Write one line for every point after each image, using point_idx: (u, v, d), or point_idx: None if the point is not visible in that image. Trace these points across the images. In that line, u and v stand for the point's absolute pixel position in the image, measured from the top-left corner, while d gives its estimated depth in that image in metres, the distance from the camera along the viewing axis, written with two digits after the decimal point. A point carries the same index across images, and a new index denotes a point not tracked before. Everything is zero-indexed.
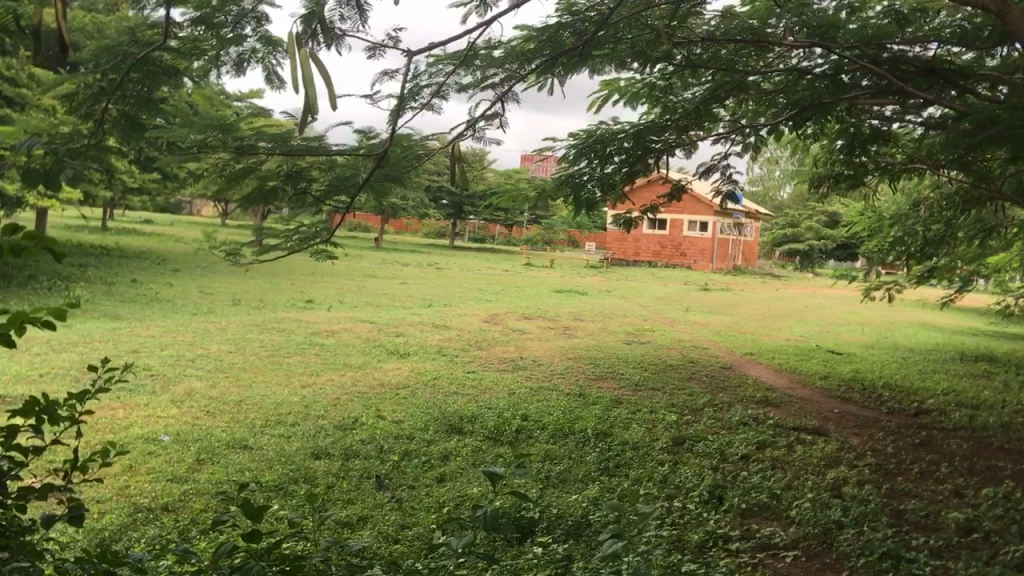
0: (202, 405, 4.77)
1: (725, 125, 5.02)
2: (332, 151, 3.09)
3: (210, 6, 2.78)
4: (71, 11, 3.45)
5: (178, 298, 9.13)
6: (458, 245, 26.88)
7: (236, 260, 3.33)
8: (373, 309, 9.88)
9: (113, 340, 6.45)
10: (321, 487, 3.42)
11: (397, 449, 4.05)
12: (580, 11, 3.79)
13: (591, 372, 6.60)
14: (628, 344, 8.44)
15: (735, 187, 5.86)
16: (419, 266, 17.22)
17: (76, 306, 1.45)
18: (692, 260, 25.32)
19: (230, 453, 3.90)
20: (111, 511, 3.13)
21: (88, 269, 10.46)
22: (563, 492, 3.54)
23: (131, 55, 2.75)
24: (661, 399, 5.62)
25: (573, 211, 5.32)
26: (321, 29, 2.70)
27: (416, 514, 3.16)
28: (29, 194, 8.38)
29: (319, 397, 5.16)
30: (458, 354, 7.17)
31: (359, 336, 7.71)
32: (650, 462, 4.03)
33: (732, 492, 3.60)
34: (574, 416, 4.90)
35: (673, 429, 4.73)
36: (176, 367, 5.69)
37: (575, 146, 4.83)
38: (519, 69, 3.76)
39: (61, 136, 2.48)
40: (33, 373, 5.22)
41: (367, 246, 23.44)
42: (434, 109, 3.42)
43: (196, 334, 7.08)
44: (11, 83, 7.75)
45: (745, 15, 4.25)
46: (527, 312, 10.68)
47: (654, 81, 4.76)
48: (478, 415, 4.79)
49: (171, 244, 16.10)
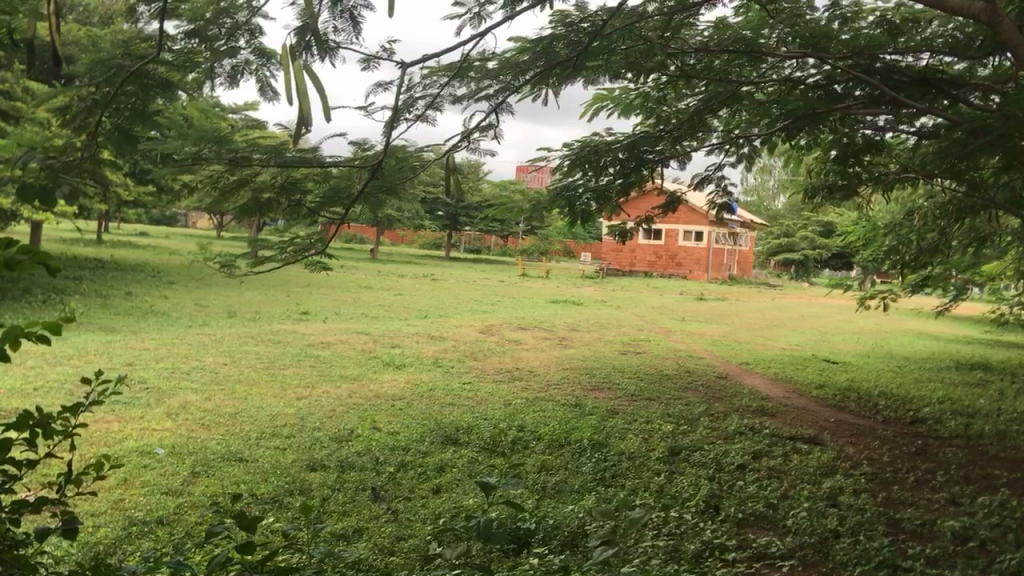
0: (197, 418, 4.76)
1: (719, 135, 5.04)
2: (327, 162, 3.09)
3: (204, 18, 2.80)
4: (65, 25, 3.45)
5: (174, 310, 9.13)
6: (454, 256, 26.89)
7: (231, 272, 3.32)
8: (369, 321, 9.86)
9: (108, 353, 6.43)
10: (316, 500, 3.40)
11: (392, 461, 4.04)
12: (574, 22, 3.82)
13: (587, 382, 6.60)
14: (624, 355, 8.44)
15: (731, 198, 5.88)
16: (415, 277, 17.22)
17: (71, 319, 1.45)
18: (688, 270, 25.35)
19: (225, 465, 3.89)
20: (106, 525, 3.12)
21: (84, 282, 10.47)
22: (559, 502, 3.54)
23: (124, 68, 2.75)
24: (657, 409, 5.62)
25: (569, 221, 5.33)
26: (315, 40, 2.72)
27: (412, 526, 3.16)
28: (24, 207, 8.39)
29: (314, 409, 5.14)
30: (455, 365, 7.17)
31: (355, 347, 7.70)
32: (646, 472, 4.03)
33: (729, 502, 3.59)
34: (571, 426, 4.90)
35: (670, 439, 4.73)
36: (171, 379, 5.68)
37: (569, 156, 4.83)
38: (514, 81, 3.77)
39: (55, 149, 2.47)
40: (28, 387, 5.20)
41: (363, 258, 23.47)
42: (429, 121, 3.43)
43: (192, 347, 7.06)
44: (5, 96, 7.75)
45: (738, 25, 4.30)
46: (523, 323, 10.67)
47: (649, 91, 4.79)
48: (474, 427, 4.79)
49: (167, 256, 16.10)
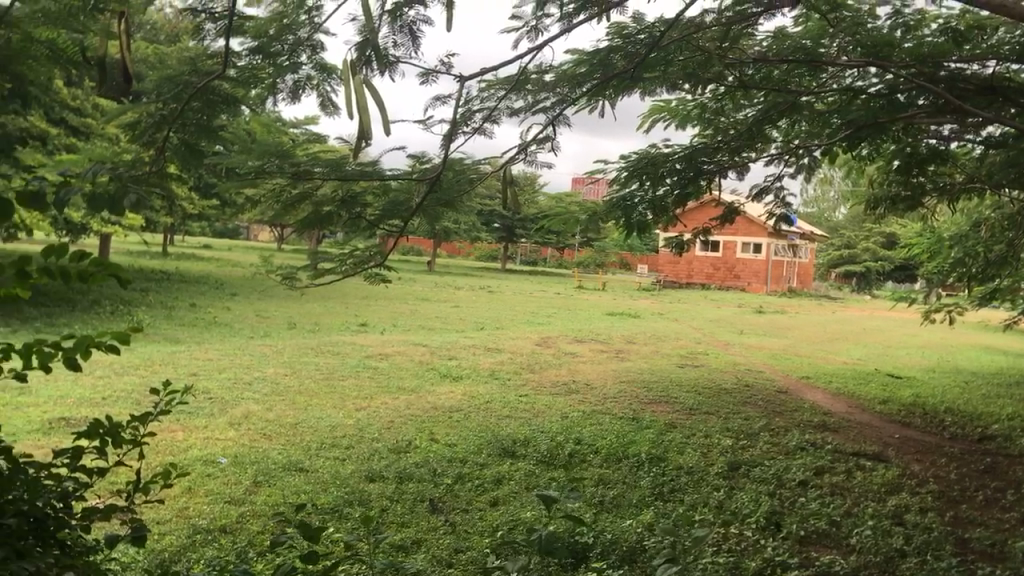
0: (259, 427, 4.84)
1: (778, 146, 4.97)
2: (387, 175, 3.12)
3: (267, 34, 2.86)
4: (134, 44, 3.56)
5: (237, 322, 9.30)
6: (509, 268, 26.96)
7: (292, 284, 3.37)
8: (426, 332, 9.92)
9: (173, 363, 6.57)
10: (375, 510, 3.43)
11: (450, 473, 4.05)
12: (632, 34, 3.83)
13: (644, 395, 6.56)
14: (682, 368, 8.36)
15: (790, 209, 5.81)
16: (472, 289, 17.31)
17: (139, 330, 1.50)
18: (746, 282, 25.06)
19: (286, 475, 3.94)
20: (171, 532, 3.18)
21: (151, 293, 10.72)
22: (617, 517, 3.51)
23: (191, 84, 2.82)
24: (716, 423, 5.55)
25: (625, 233, 5.32)
26: (375, 55, 2.75)
27: (470, 538, 3.16)
28: (94, 220, 8.62)
29: (373, 420, 5.19)
30: (511, 377, 7.17)
31: (412, 359, 7.76)
32: (704, 487, 3.98)
33: (790, 519, 3.53)
34: (628, 439, 4.87)
35: (729, 454, 4.67)
36: (234, 390, 5.78)
37: (626, 168, 4.82)
38: (571, 93, 3.78)
39: (125, 164, 2.54)
40: (97, 396, 5.34)
41: (420, 270, 23.65)
42: (486, 133, 3.44)
43: (254, 358, 7.17)
44: (77, 113, 7.99)
45: (798, 34, 4.28)
46: (580, 336, 10.65)
47: (706, 102, 4.76)
48: (531, 439, 4.78)
49: (230, 269, 16.42)
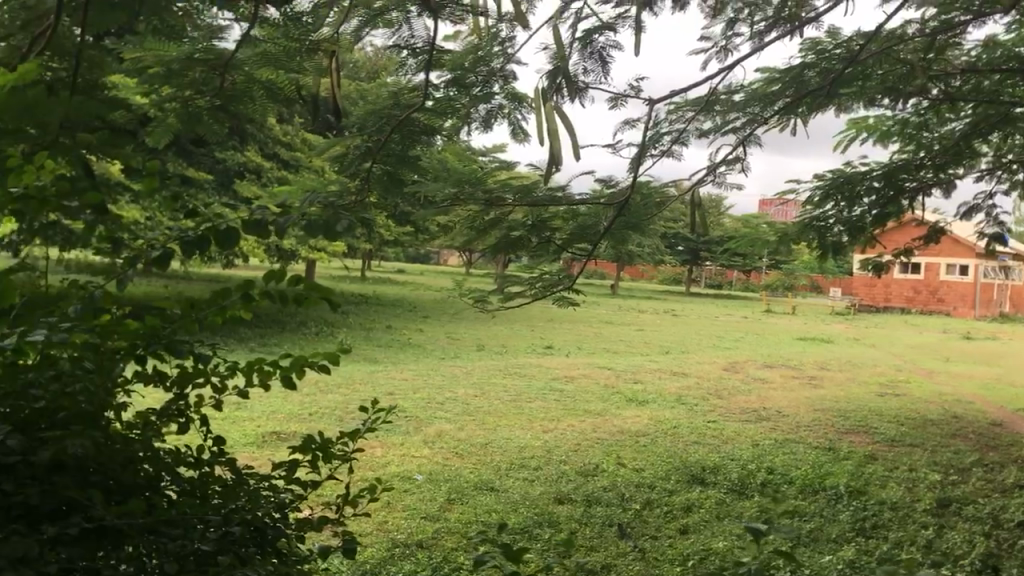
0: (452, 446, 4.98)
1: (988, 161, 4.64)
2: (575, 200, 3.14)
3: (463, 66, 2.97)
4: (342, 80, 3.78)
5: (428, 343, 9.64)
6: (692, 291, 26.53)
7: (483, 307, 3.46)
8: (612, 356, 9.90)
9: (371, 383, 6.88)
10: (565, 533, 3.44)
11: (638, 498, 4.01)
12: (826, 50, 3.75)
13: (841, 425, 6.26)
14: (881, 397, 7.92)
15: (1002, 228, 5.41)
16: (655, 313, 17.14)
17: (344, 352, 1.69)
18: (949, 306, 23.50)
19: (477, 494, 4.03)
20: (372, 545, 3.32)
21: (351, 315, 11.28)
22: (816, 552, 3.36)
23: (394, 116, 2.96)
24: (921, 457, 5.22)
25: (819, 255, 5.12)
26: (565, 82, 2.79)
27: (661, 566, 3.12)
28: (301, 247, 9.19)
29: (561, 443, 5.22)
30: (699, 402, 7.04)
31: (598, 382, 7.76)
32: (910, 525, 3.75)
33: (1010, 564, 3.27)
34: (824, 471, 4.66)
35: (938, 490, 4.37)
36: (427, 409, 5.98)
37: (821, 188, 4.65)
38: (762, 113, 3.70)
39: (333, 194, 2.69)
40: (304, 412, 5.66)
41: (601, 293, 23.68)
42: (675, 156, 3.41)
43: (445, 378, 7.39)
44: (286, 146, 8.57)
45: (1010, 42, 4.04)
46: (770, 361, 10.31)
47: (908, 117, 4.53)
48: (721, 467, 4.67)
49: (421, 292, 17.03)
